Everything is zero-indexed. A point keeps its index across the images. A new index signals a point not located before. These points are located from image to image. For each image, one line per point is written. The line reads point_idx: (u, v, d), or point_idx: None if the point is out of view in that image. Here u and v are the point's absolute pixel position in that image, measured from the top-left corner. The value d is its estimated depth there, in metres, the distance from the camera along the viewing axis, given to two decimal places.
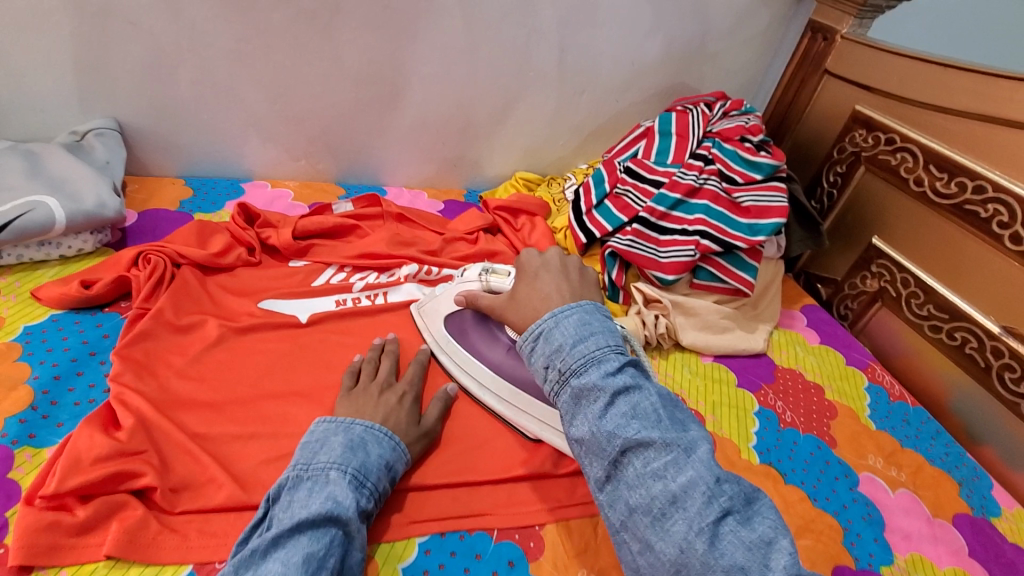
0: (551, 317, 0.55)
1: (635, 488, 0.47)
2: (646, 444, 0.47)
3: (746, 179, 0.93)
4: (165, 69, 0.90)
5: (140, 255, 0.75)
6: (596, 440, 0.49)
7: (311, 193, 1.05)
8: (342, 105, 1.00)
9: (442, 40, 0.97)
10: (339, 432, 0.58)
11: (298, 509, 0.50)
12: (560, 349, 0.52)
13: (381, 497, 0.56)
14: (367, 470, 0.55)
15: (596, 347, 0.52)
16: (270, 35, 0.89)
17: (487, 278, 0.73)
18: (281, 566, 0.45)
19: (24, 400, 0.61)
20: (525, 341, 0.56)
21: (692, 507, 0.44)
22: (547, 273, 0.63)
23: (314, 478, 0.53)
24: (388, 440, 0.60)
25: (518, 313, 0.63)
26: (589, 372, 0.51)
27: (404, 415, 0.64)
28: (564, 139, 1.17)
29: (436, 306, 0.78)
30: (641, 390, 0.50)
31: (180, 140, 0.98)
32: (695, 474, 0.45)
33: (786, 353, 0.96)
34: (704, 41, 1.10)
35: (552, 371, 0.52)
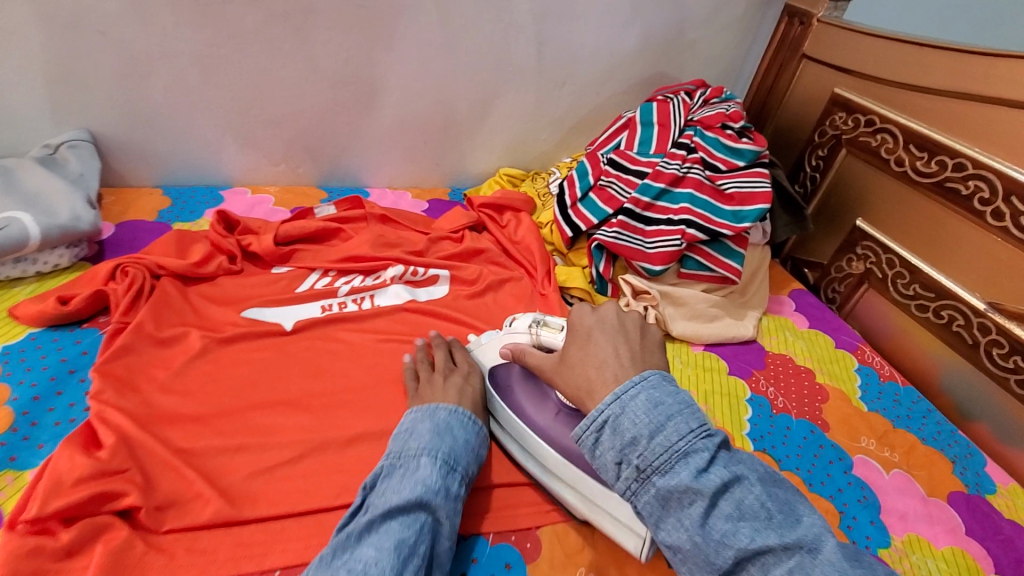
0: (613, 399, 0.49)
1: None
2: (763, 551, 0.42)
3: (729, 166, 0.93)
4: (137, 77, 0.88)
5: (117, 268, 0.74)
6: (699, 550, 0.43)
7: (292, 198, 1.03)
8: (319, 107, 0.98)
9: (419, 37, 0.95)
10: (424, 419, 0.59)
11: (390, 495, 0.51)
12: (635, 442, 0.46)
13: (471, 483, 0.56)
14: (456, 456, 0.55)
15: (678, 436, 0.46)
16: (242, 39, 0.87)
17: (538, 331, 0.68)
18: (374, 551, 0.46)
19: (2, 423, 0.60)
20: (585, 429, 0.49)
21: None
22: (602, 333, 0.56)
23: (407, 464, 0.53)
24: (471, 427, 0.60)
25: (568, 378, 0.57)
26: (677, 471, 0.44)
27: (474, 391, 0.67)
28: (546, 133, 1.16)
29: (483, 356, 0.74)
30: (741, 481, 0.45)
31: (154, 149, 0.96)
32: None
33: (776, 338, 0.96)
34: (683, 30, 1.10)
35: (628, 468, 0.46)
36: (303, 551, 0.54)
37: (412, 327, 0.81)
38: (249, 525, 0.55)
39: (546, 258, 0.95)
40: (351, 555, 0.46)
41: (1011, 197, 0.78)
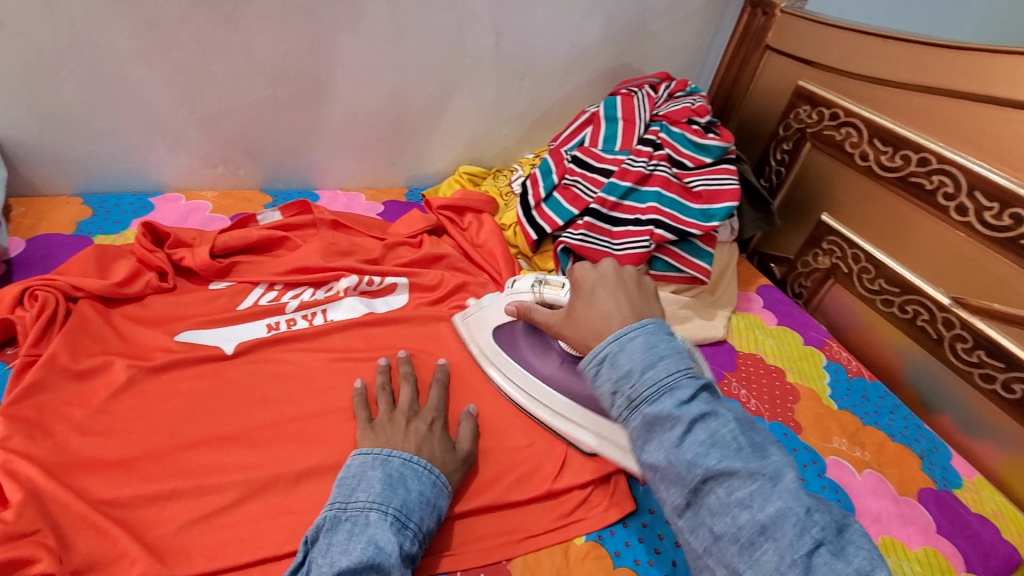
0: (613, 339, 0.53)
1: (719, 516, 0.45)
2: (729, 472, 0.45)
3: (696, 163, 0.90)
4: (45, 73, 0.78)
5: (26, 292, 0.65)
6: (673, 468, 0.47)
7: (232, 203, 0.95)
8: (259, 104, 0.90)
9: (366, 27, 0.88)
10: (375, 466, 0.54)
11: (338, 556, 0.47)
12: (629, 374, 0.50)
13: (429, 536, 0.52)
14: (409, 509, 0.51)
15: (667, 372, 0.49)
16: (164, 30, 0.79)
17: (541, 289, 0.71)
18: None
19: None
20: (588, 363, 0.53)
21: (784, 538, 0.42)
22: (604, 289, 0.60)
23: (354, 520, 0.49)
24: (428, 474, 0.55)
25: (577, 333, 0.60)
26: (662, 401, 0.48)
27: (437, 443, 0.59)
28: (508, 129, 1.11)
29: (484, 317, 0.76)
30: (718, 415, 0.48)
31: (73, 153, 0.86)
32: (785, 504, 0.43)
33: (746, 337, 0.95)
34: (645, 20, 1.06)
35: (621, 397, 0.50)
36: None
37: (368, 343, 0.75)
38: None
39: (511, 263, 0.90)
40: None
41: (974, 191, 0.78)
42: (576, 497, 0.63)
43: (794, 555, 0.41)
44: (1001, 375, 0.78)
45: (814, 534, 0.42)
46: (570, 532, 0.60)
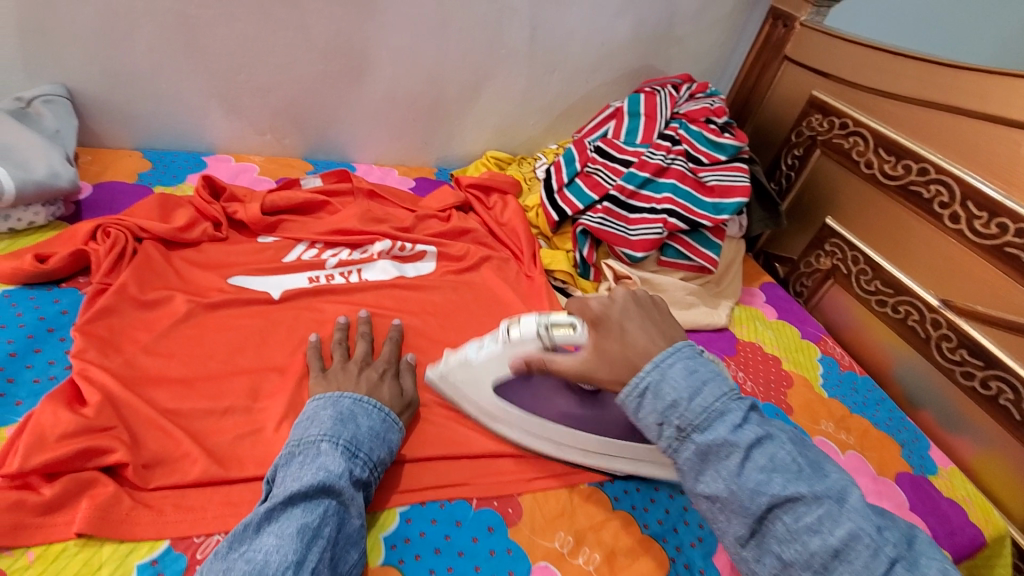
0: (652, 368, 0.55)
1: (789, 542, 0.49)
2: (796, 498, 0.49)
3: (711, 159, 0.96)
4: (119, 34, 0.85)
5: (98, 229, 0.72)
6: (737, 498, 0.50)
7: (277, 168, 1.02)
8: (309, 77, 0.97)
9: (412, 13, 0.95)
10: (328, 405, 0.58)
11: (291, 481, 0.51)
12: (675, 405, 0.52)
13: (380, 466, 0.57)
14: (359, 441, 0.56)
15: (714, 398, 0.52)
16: (231, 2, 0.86)
17: (551, 338, 0.60)
18: (275, 540, 0.46)
19: None
20: (628, 396, 0.55)
21: (858, 560, 0.46)
22: (633, 323, 0.59)
23: (306, 452, 0.53)
24: (378, 412, 0.60)
25: (614, 373, 0.57)
26: (714, 427, 0.51)
27: (386, 389, 0.64)
28: (535, 118, 1.17)
29: (475, 374, 0.65)
30: (773, 438, 0.51)
31: (136, 110, 0.93)
32: (854, 526, 0.47)
33: (747, 327, 1.01)
34: (672, 24, 1.12)
35: (670, 428, 0.53)
36: None
37: (398, 301, 0.82)
38: (237, 486, 0.56)
39: (531, 242, 0.97)
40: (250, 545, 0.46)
41: (967, 202, 0.84)
42: None
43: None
44: (980, 372, 0.84)
45: (886, 553, 0.46)
46: (576, 478, 0.66)
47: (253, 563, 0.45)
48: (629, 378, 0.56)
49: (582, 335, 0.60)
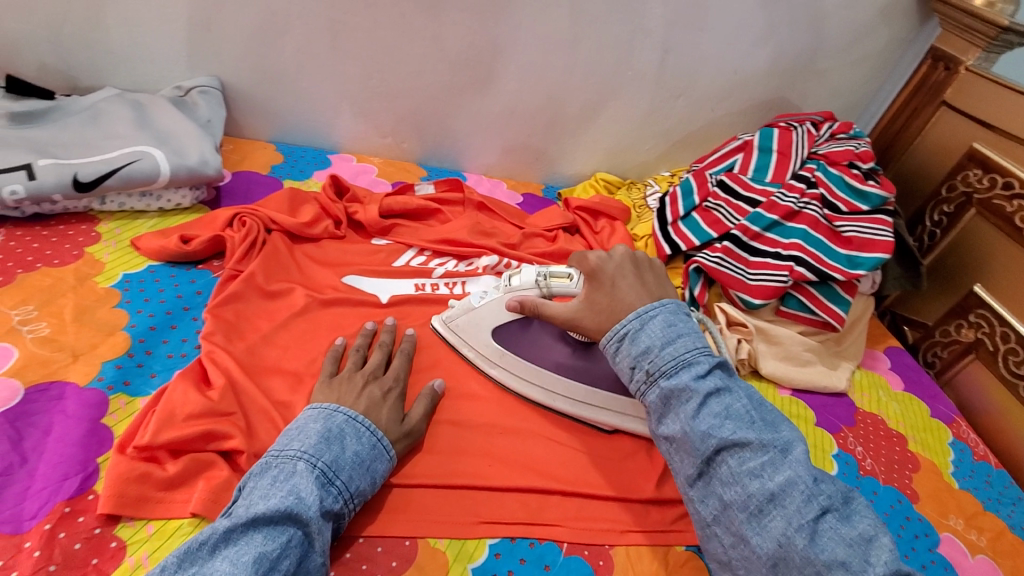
0: (635, 317, 0.57)
1: (730, 485, 0.51)
2: (742, 444, 0.51)
3: (850, 208, 0.88)
4: (273, 35, 0.90)
5: (235, 217, 0.76)
6: (688, 439, 0.52)
7: (394, 171, 1.04)
8: (435, 87, 0.99)
9: (544, 30, 0.94)
10: (318, 419, 0.54)
11: (257, 502, 0.47)
12: (649, 351, 0.55)
13: (357, 497, 0.52)
14: (339, 466, 0.51)
15: (686, 350, 0.54)
16: (376, 11, 0.89)
17: (547, 283, 0.66)
18: (228, 566, 0.42)
19: (121, 346, 0.61)
20: (608, 340, 0.57)
21: (791, 505, 0.48)
22: (624, 281, 0.60)
23: (281, 468, 0.49)
24: (369, 435, 0.55)
25: (600, 326, 0.59)
26: (679, 374, 0.54)
27: (388, 412, 0.59)
28: (652, 143, 1.13)
29: (477, 319, 0.70)
30: (732, 391, 0.54)
31: (276, 106, 0.99)
32: (793, 474, 0.49)
33: (868, 395, 0.91)
34: (815, 56, 1.04)
35: (639, 372, 0.55)
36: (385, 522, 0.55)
37: None
38: None
39: None
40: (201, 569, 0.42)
41: None
42: (680, 508, 0.63)
43: (799, 520, 0.47)
44: None
45: (819, 503, 0.48)
46: (672, 538, 0.61)
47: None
48: (613, 326, 0.58)
49: (577, 285, 0.65)
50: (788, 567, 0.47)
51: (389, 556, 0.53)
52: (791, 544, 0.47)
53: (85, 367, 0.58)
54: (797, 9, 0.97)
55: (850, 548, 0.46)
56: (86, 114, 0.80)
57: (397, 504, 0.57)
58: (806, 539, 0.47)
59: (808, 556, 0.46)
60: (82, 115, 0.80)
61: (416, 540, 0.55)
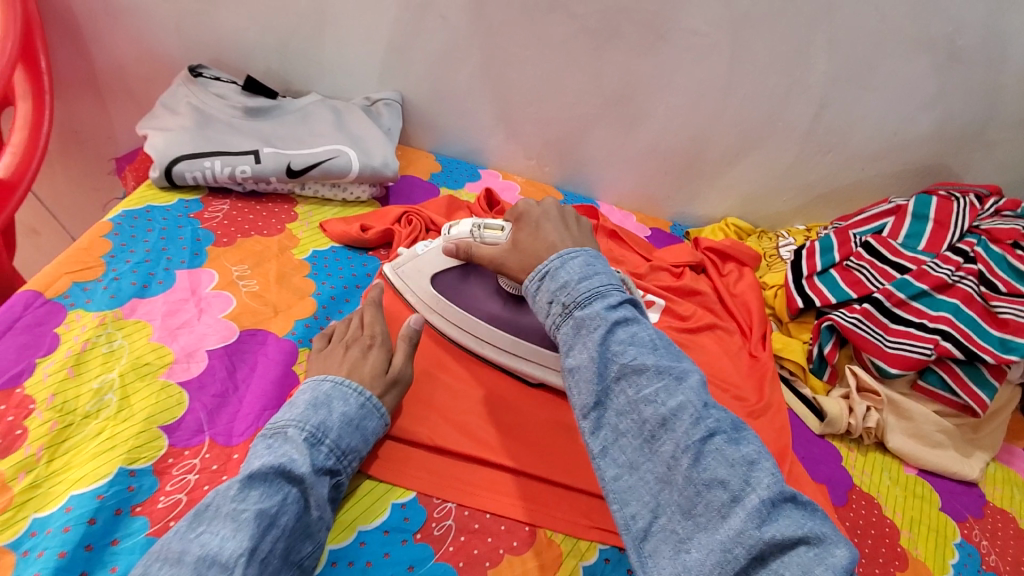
0: (557, 257, 0.55)
1: (626, 414, 0.48)
2: (640, 370, 0.48)
3: (1010, 289, 0.83)
4: (453, 60, 1.02)
5: (404, 214, 0.87)
6: (592, 366, 0.49)
7: (535, 191, 1.12)
8: (584, 119, 1.06)
9: (700, 75, 0.98)
10: (307, 389, 0.56)
11: (249, 463, 0.49)
12: (565, 285, 0.53)
13: (350, 454, 0.54)
14: (327, 427, 0.53)
15: (600, 282, 0.52)
16: (547, 47, 0.98)
17: (479, 231, 0.68)
18: (230, 525, 0.44)
19: (309, 308, 0.72)
20: (530, 280, 0.56)
21: (680, 428, 0.45)
22: (549, 225, 0.62)
23: (273, 435, 0.51)
24: (356, 397, 0.57)
25: (521, 264, 0.61)
26: (592, 304, 0.51)
27: (367, 368, 0.61)
28: (789, 195, 1.12)
29: (419, 265, 0.74)
30: (639, 323, 0.51)
31: (441, 121, 1.11)
32: (686, 399, 0.47)
33: (1001, 490, 0.84)
34: (986, 127, 0.99)
35: (556, 305, 0.53)
36: (508, 505, 0.60)
37: None
38: (471, 466, 0.62)
39: (764, 322, 0.91)
40: (205, 529, 0.44)
41: None
42: None
43: (686, 442, 0.45)
44: None
45: (708, 425, 0.45)
46: None
47: (207, 548, 0.43)
48: (537, 267, 0.58)
49: (506, 233, 0.67)
50: (670, 489, 0.45)
51: (511, 535, 0.58)
52: (676, 466, 0.45)
53: (283, 322, 0.70)
54: (973, 77, 0.94)
55: (732, 469, 0.44)
56: (298, 114, 0.95)
57: (517, 491, 0.61)
58: (691, 459, 0.44)
59: (691, 476, 0.44)
60: (296, 115, 0.95)
61: (532, 528, 0.59)
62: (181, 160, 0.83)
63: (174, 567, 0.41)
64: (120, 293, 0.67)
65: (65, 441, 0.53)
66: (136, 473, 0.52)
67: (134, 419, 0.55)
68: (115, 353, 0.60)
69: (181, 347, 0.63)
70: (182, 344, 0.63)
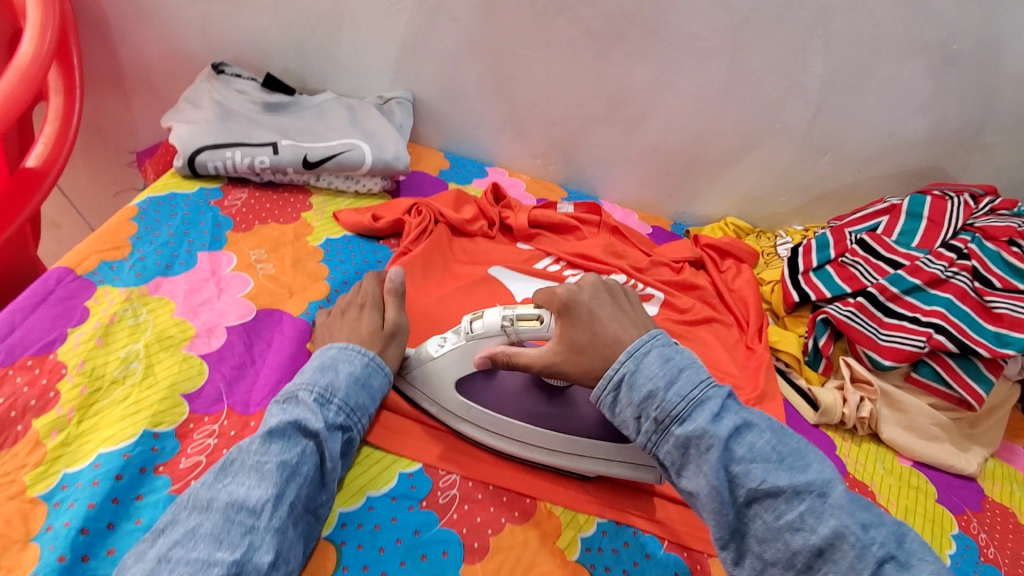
0: (628, 357, 0.54)
1: (771, 541, 0.47)
2: (775, 494, 0.48)
3: (1005, 285, 0.85)
4: (463, 61, 1.06)
5: (413, 206, 0.91)
6: (718, 495, 0.48)
7: (540, 189, 1.16)
8: (588, 119, 1.10)
9: (701, 78, 1.01)
10: (312, 357, 0.61)
11: (265, 423, 0.53)
12: (655, 397, 0.52)
13: (359, 409, 0.58)
14: (335, 387, 0.57)
15: (693, 388, 0.51)
16: (553, 49, 1.02)
17: (514, 328, 0.61)
18: (254, 476, 0.49)
19: (322, 291, 0.76)
20: (603, 386, 0.54)
21: (840, 559, 0.45)
22: (602, 312, 0.58)
23: (285, 399, 0.56)
24: (359, 357, 0.60)
25: (582, 367, 0.57)
26: (695, 419, 0.50)
27: (365, 327, 0.64)
28: (788, 196, 1.15)
29: (438, 371, 0.64)
30: (752, 429, 0.50)
31: (450, 120, 1.15)
32: (836, 521, 0.46)
33: (1001, 486, 0.85)
34: (981, 130, 1.02)
35: (648, 421, 0.52)
36: (509, 478, 0.63)
37: None
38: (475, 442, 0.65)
39: (761, 316, 0.94)
40: (232, 480, 0.49)
41: None
42: None
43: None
44: None
45: (872, 551, 0.45)
46: None
47: (234, 495, 0.48)
48: (608, 369, 0.55)
49: (548, 327, 0.60)
50: None
51: (512, 506, 0.61)
52: None
53: (297, 303, 0.73)
54: (967, 81, 0.97)
55: None
56: (315, 110, 0.99)
57: (519, 464, 0.64)
58: None
59: None
60: (312, 111, 0.99)
61: (532, 501, 0.62)
62: (203, 151, 0.87)
63: (205, 513, 0.46)
64: (144, 272, 0.70)
65: (93, 404, 0.56)
66: (159, 436, 0.55)
67: (157, 387, 0.59)
68: (140, 326, 0.64)
69: (202, 323, 0.66)
70: (202, 320, 0.66)
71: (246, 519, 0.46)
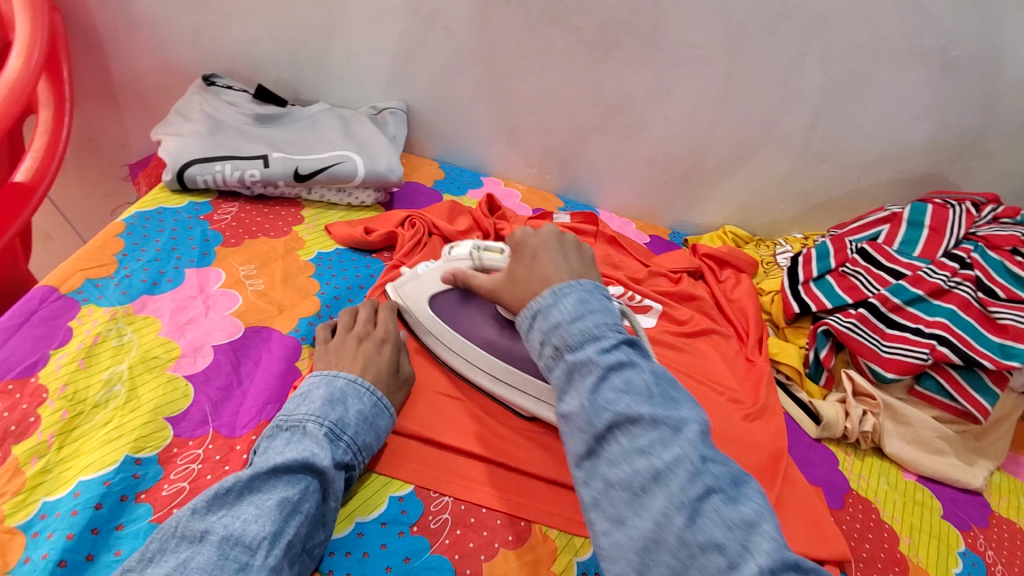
0: (550, 293, 0.52)
1: (618, 465, 0.44)
2: (634, 419, 0.45)
3: (1009, 295, 0.83)
4: (457, 70, 1.05)
5: (407, 218, 0.90)
6: (584, 414, 0.46)
7: (536, 199, 1.14)
8: (585, 128, 1.08)
9: (698, 87, 1.00)
10: (321, 384, 0.59)
11: (272, 455, 0.51)
12: (557, 326, 0.49)
13: (365, 450, 0.56)
14: (345, 424, 0.56)
15: (595, 324, 0.49)
16: (548, 58, 1.01)
17: (478, 255, 0.67)
18: (254, 510, 0.47)
19: (313, 307, 0.74)
20: (523, 317, 0.52)
21: (675, 483, 0.42)
22: (545, 255, 0.58)
23: (293, 430, 0.54)
24: (369, 395, 0.59)
25: (515, 296, 0.58)
26: (584, 348, 0.48)
27: (382, 363, 0.63)
28: (787, 204, 1.13)
29: (420, 286, 0.72)
30: (636, 366, 0.47)
31: (445, 130, 1.14)
32: (683, 452, 0.43)
33: (1007, 500, 0.83)
34: (982, 136, 1.01)
35: (548, 347, 0.49)
36: (503, 501, 0.61)
37: None
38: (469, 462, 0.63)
39: (761, 327, 0.92)
40: (230, 512, 0.47)
41: None
42: None
43: (680, 500, 0.41)
44: None
45: (705, 481, 0.42)
46: None
47: (230, 529, 0.46)
48: (529, 300, 0.54)
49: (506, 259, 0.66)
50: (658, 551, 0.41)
51: (506, 530, 0.59)
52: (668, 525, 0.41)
53: (287, 320, 0.71)
54: (967, 87, 0.96)
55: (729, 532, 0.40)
56: (307, 121, 0.98)
57: (513, 486, 0.62)
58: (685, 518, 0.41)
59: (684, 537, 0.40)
60: (304, 122, 0.98)
61: (528, 524, 0.60)
62: (193, 164, 0.86)
63: (197, 545, 0.44)
64: (130, 289, 0.69)
65: (75, 429, 0.55)
66: (141, 462, 0.54)
67: (141, 410, 0.57)
68: (125, 347, 0.62)
69: (188, 342, 0.65)
70: (189, 339, 0.65)
71: (241, 555, 0.44)
